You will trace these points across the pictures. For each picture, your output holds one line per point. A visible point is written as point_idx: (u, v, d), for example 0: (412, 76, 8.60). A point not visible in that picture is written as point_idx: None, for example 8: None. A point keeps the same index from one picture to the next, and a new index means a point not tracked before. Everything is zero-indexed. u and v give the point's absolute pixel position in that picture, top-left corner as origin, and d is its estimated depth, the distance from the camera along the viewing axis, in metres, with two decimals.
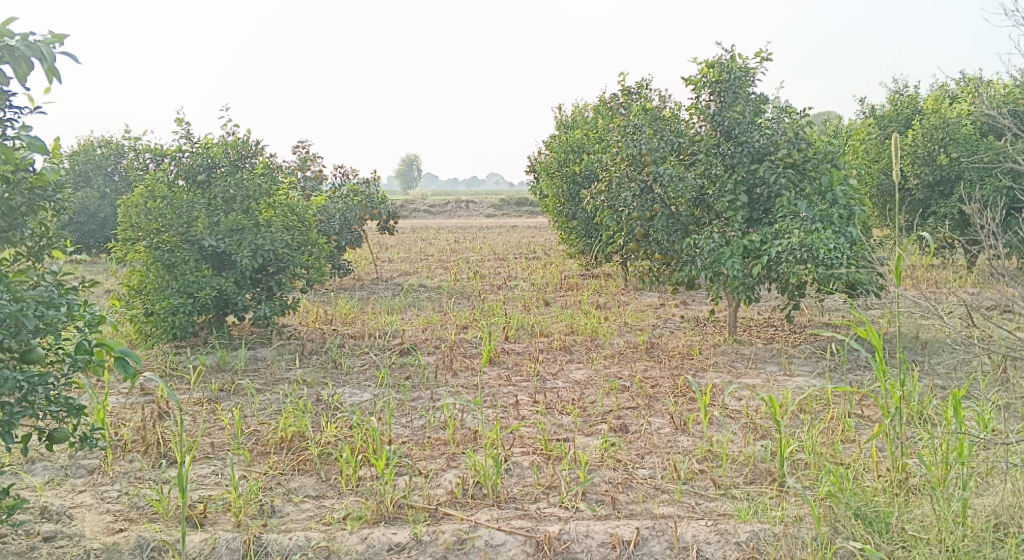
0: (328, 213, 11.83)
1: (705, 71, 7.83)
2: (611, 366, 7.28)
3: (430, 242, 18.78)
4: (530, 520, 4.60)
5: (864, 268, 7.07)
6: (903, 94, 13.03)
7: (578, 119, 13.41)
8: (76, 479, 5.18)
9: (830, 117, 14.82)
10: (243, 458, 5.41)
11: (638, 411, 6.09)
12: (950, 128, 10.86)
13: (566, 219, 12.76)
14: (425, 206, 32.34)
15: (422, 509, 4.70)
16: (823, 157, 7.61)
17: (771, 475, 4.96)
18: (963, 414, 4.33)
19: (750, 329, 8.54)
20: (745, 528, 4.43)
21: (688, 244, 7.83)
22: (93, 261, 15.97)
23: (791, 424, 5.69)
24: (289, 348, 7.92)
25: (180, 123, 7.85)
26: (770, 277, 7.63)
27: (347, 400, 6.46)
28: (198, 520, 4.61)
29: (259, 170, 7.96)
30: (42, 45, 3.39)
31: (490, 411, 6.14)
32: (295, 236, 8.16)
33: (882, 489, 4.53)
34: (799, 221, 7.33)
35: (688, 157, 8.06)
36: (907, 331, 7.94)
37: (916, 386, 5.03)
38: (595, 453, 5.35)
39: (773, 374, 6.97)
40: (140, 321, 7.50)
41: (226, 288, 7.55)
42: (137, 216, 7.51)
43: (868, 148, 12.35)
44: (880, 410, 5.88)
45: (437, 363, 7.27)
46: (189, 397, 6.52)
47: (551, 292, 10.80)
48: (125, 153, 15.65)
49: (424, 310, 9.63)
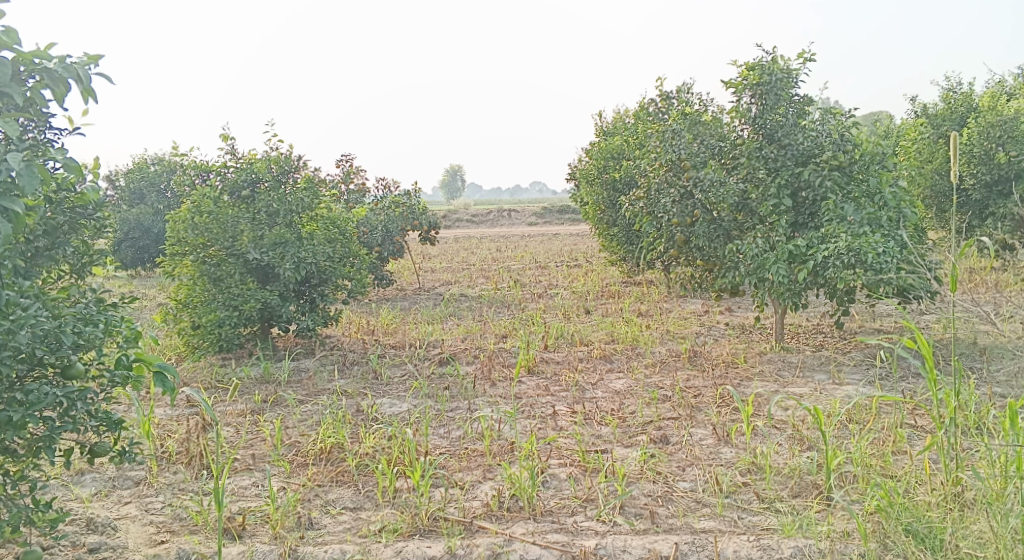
0: (370, 225, 11.90)
1: (747, 73, 7.67)
2: (653, 375, 7.15)
3: (473, 252, 18.78)
4: (567, 534, 4.51)
5: (915, 273, 6.83)
6: (957, 91, 12.63)
7: (620, 125, 13.28)
8: (122, 490, 5.24)
9: (880, 117, 14.44)
10: (282, 469, 5.42)
11: (680, 422, 5.95)
12: (1007, 125, 10.47)
13: (607, 226, 12.64)
14: (468, 216, 32.41)
15: (457, 522, 4.65)
16: (871, 158, 7.41)
17: (817, 488, 4.79)
18: (1020, 425, 4.12)
19: (797, 336, 8.33)
20: (790, 544, 4.29)
21: (731, 250, 7.66)
22: (146, 276, 16.30)
23: (839, 434, 5.51)
24: (331, 359, 7.95)
25: (224, 139, 7.94)
26: (817, 283, 7.42)
27: (386, 411, 6.45)
28: (236, 532, 4.62)
29: (302, 183, 8.02)
30: (77, 65, 3.42)
31: (528, 422, 6.07)
32: (336, 248, 8.20)
33: (935, 504, 4.34)
34: (846, 225, 7.12)
35: (732, 162, 7.89)
36: (962, 337, 7.66)
37: (971, 395, 4.82)
38: (634, 465, 5.24)
39: (821, 382, 6.77)
40: (188, 334, 7.60)
41: (269, 300, 7.60)
42: (184, 232, 7.58)
43: (920, 148, 11.99)
44: (934, 420, 5.65)
45: (477, 373, 7.23)
46: (232, 409, 6.58)
47: (593, 300, 10.70)
48: (176, 170, 15.95)
49: (464, 320, 9.60)
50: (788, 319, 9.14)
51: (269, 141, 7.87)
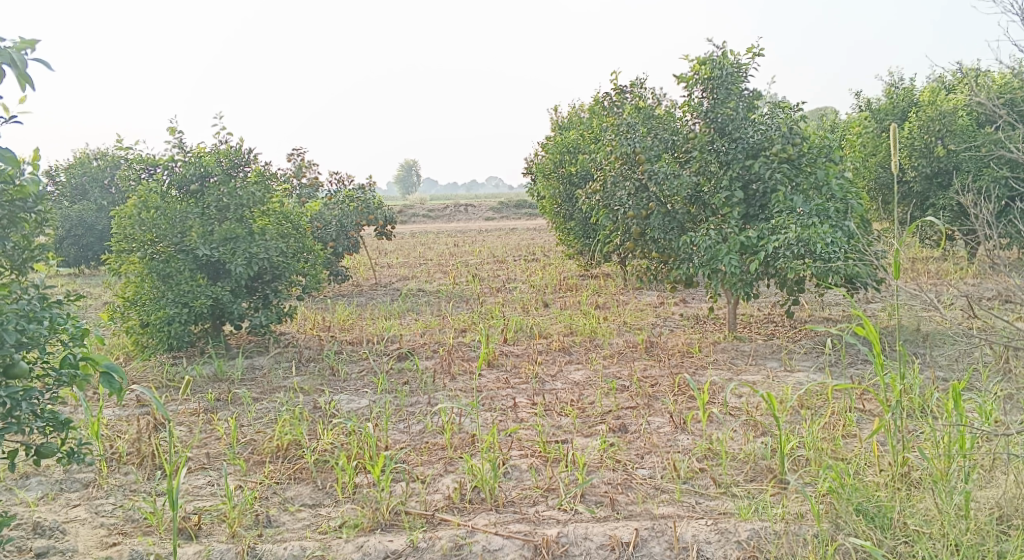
0: (324, 220, 11.77)
1: (697, 68, 7.77)
2: (610, 366, 7.21)
3: (430, 247, 18.70)
4: (528, 524, 4.54)
5: (862, 262, 6.99)
6: (899, 86, 12.95)
7: (574, 120, 13.33)
8: (71, 493, 5.11)
9: (826, 111, 14.71)
10: (238, 468, 5.35)
11: (638, 411, 6.03)
12: (947, 119, 10.76)
13: (563, 220, 12.72)
14: (423, 212, 32.21)
15: (419, 516, 4.65)
16: (818, 151, 7.56)
17: (771, 472, 4.90)
18: (964, 406, 4.27)
19: (750, 325, 8.48)
20: (746, 527, 4.37)
21: (684, 242, 7.75)
22: (91, 274, 15.90)
23: (791, 420, 5.62)
24: (287, 356, 7.86)
25: (172, 132, 7.79)
26: (768, 273, 7.56)
27: (344, 407, 6.40)
28: (192, 532, 4.55)
29: (253, 178, 7.90)
30: (11, 50, 3.27)
31: (488, 414, 6.08)
32: (290, 244, 8.10)
33: (884, 484, 4.46)
34: (795, 217, 7.26)
35: (684, 155, 7.98)
36: (907, 324, 7.87)
37: (917, 379, 4.97)
38: (594, 454, 5.29)
39: (774, 370, 6.91)
40: (137, 332, 7.43)
41: (221, 296, 7.47)
42: (130, 228, 7.40)
43: (865, 142, 12.25)
44: (881, 404, 5.81)
45: (436, 368, 7.21)
46: (185, 408, 6.46)
47: (550, 293, 10.75)
48: (121, 165, 15.57)
49: (422, 315, 9.56)
50: (740, 310, 9.30)
51: (219, 134, 7.76)
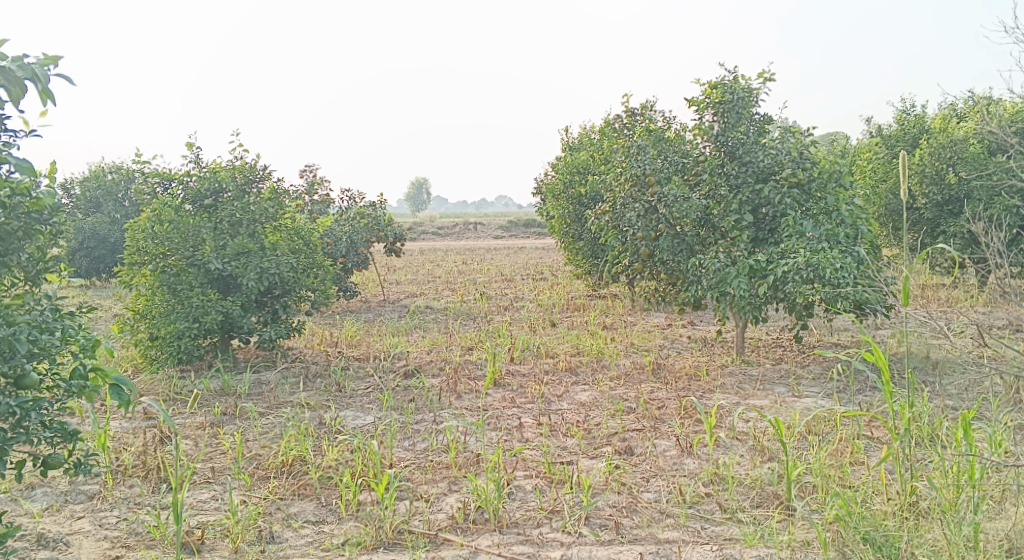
0: (334, 236, 11.82)
1: (708, 92, 7.80)
2: (617, 388, 7.18)
3: (439, 264, 18.74)
4: (532, 546, 4.52)
5: (871, 287, 6.96)
6: (910, 112, 12.96)
7: (585, 140, 13.38)
8: (75, 505, 5.12)
9: (837, 137, 14.73)
10: (242, 483, 5.34)
11: (644, 433, 6.00)
12: (957, 147, 10.76)
13: (572, 240, 12.73)
14: (433, 229, 32.30)
15: (422, 535, 4.63)
16: (829, 176, 7.49)
17: (778, 498, 4.87)
18: (973, 436, 4.23)
19: (758, 349, 8.44)
20: (751, 554, 4.34)
21: (694, 264, 7.74)
22: (102, 285, 15.98)
23: (799, 445, 5.58)
24: (294, 371, 7.87)
25: (187, 147, 7.85)
26: (777, 297, 7.53)
27: (349, 423, 6.40)
28: (195, 546, 4.55)
29: (266, 194, 7.95)
30: (35, 65, 3.31)
31: (493, 434, 6.07)
32: (300, 259, 8.13)
33: (892, 513, 4.43)
34: (805, 241, 7.24)
35: (694, 178, 7.98)
36: (916, 351, 7.83)
37: (926, 406, 4.94)
38: (599, 476, 5.26)
39: (781, 395, 6.87)
40: (146, 345, 7.46)
41: (231, 311, 7.49)
42: (143, 241, 7.45)
43: (876, 168, 12.25)
44: (890, 431, 5.76)
45: (442, 386, 7.20)
46: (191, 421, 6.46)
47: (558, 313, 10.75)
48: (135, 178, 15.71)
49: (429, 332, 9.57)
50: (748, 333, 9.28)
51: (233, 150, 7.82)
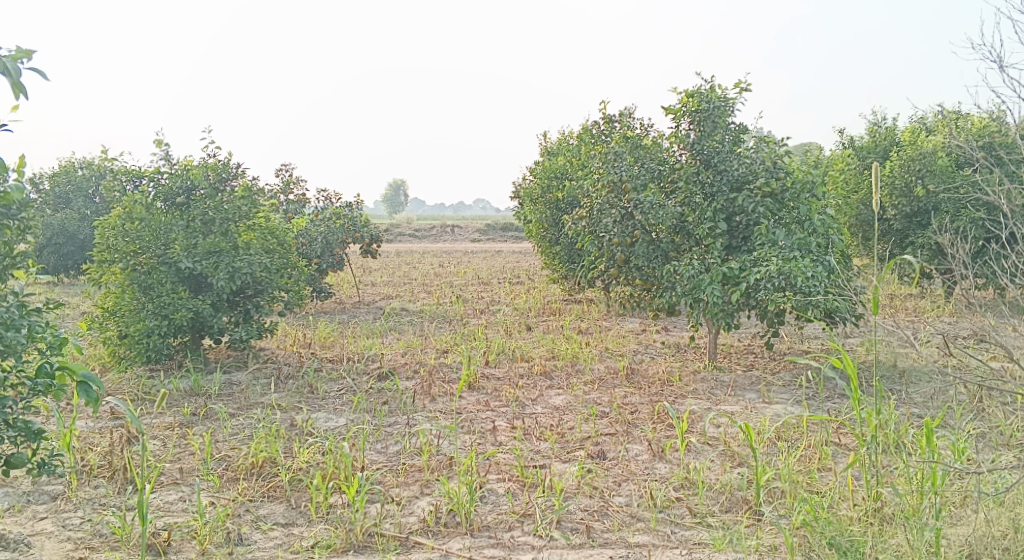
0: (310, 236, 11.75)
1: (685, 100, 7.87)
2: (591, 392, 7.20)
3: (415, 266, 18.68)
4: (503, 549, 4.52)
5: (841, 296, 7.04)
6: (881, 125, 13.13)
7: (562, 145, 13.43)
8: (38, 505, 5.04)
9: (811, 147, 14.90)
10: (211, 484, 5.29)
11: (616, 437, 6.02)
12: (927, 160, 10.89)
13: (549, 245, 12.76)
14: (410, 231, 32.24)
15: (393, 538, 4.62)
16: (802, 186, 7.57)
17: (746, 503, 4.91)
18: (937, 443, 4.30)
19: (730, 355, 8.51)
20: (720, 558, 4.38)
21: (668, 270, 7.78)
22: (71, 282, 15.81)
23: (768, 451, 5.64)
24: (265, 373, 7.81)
25: (161, 145, 7.77)
26: (749, 304, 7.59)
27: (321, 425, 6.37)
28: (162, 548, 4.50)
29: (240, 193, 7.88)
30: (6, 59, 3.26)
31: (466, 437, 6.07)
32: (274, 259, 8.07)
33: (857, 519, 4.48)
34: (777, 250, 7.31)
35: (669, 185, 8.03)
36: (884, 359, 7.91)
37: (892, 414, 5.01)
38: (571, 480, 5.27)
39: (752, 401, 6.92)
40: (114, 344, 7.36)
41: (202, 310, 7.42)
42: (113, 239, 7.37)
43: (848, 178, 12.39)
44: (857, 438, 5.84)
45: (416, 389, 7.18)
46: (160, 422, 6.40)
47: (533, 317, 10.77)
48: (106, 175, 15.58)
49: (404, 335, 9.55)
50: (721, 339, 9.35)
51: (208, 148, 7.75)
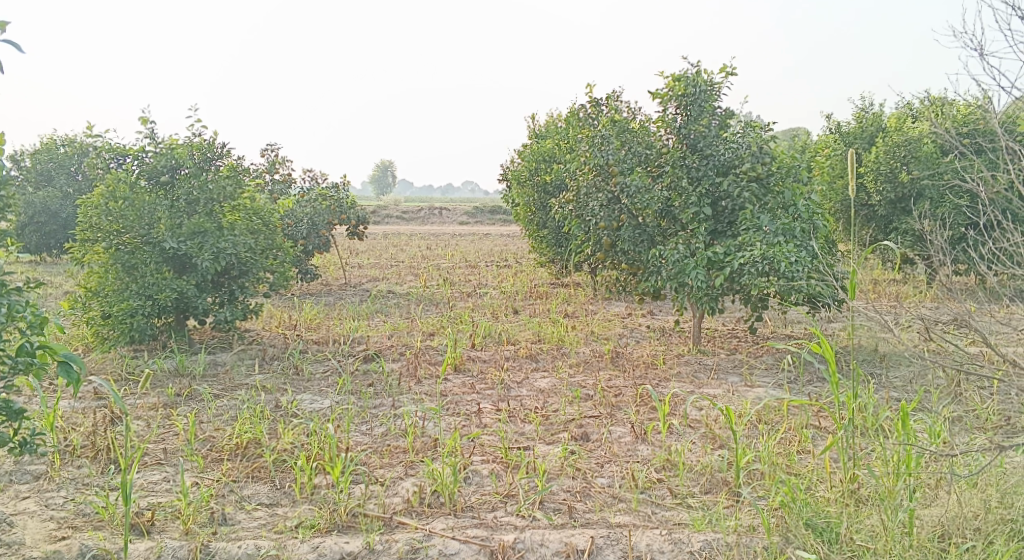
0: (295, 217, 11.71)
1: (672, 84, 7.86)
2: (576, 375, 7.25)
3: (402, 248, 18.65)
4: (485, 529, 4.57)
5: (823, 281, 7.10)
6: (868, 111, 13.15)
7: (551, 129, 13.40)
8: (21, 485, 5.04)
9: (799, 133, 14.91)
10: (195, 464, 5.31)
11: (600, 420, 6.07)
12: (911, 146, 10.91)
13: (536, 229, 12.77)
14: (398, 213, 32.14)
15: (377, 518, 4.65)
16: (787, 171, 7.61)
17: (726, 484, 4.97)
18: (912, 425, 4.37)
19: (714, 339, 8.57)
20: (699, 538, 4.43)
21: (653, 254, 7.80)
22: (54, 261, 15.74)
23: (749, 433, 5.70)
24: (251, 354, 7.81)
25: (144, 123, 7.71)
26: (733, 288, 7.66)
27: (306, 406, 6.38)
28: (144, 528, 4.52)
29: (225, 172, 7.84)
30: None
31: (451, 419, 6.10)
32: (259, 240, 8.03)
33: (834, 500, 4.55)
34: (761, 235, 7.34)
35: (656, 169, 8.03)
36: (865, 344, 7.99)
37: (871, 398, 5.08)
38: (555, 462, 5.31)
39: (734, 384, 6.99)
40: (97, 323, 7.34)
41: (186, 290, 7.41)
42: (96, 217, 7.32)
43: (834, 163, 12.41)
44: (836, 421, 5.91)
45: (402, 371, 7.21)
46: (144, 402, 6.39)
47: (520, 300, 10.80)
48: (88, 152, 15.44)
49: (391, 317, 9.56)
50: (705, 323, 9.41)
51: (192, 126, 7.70)
